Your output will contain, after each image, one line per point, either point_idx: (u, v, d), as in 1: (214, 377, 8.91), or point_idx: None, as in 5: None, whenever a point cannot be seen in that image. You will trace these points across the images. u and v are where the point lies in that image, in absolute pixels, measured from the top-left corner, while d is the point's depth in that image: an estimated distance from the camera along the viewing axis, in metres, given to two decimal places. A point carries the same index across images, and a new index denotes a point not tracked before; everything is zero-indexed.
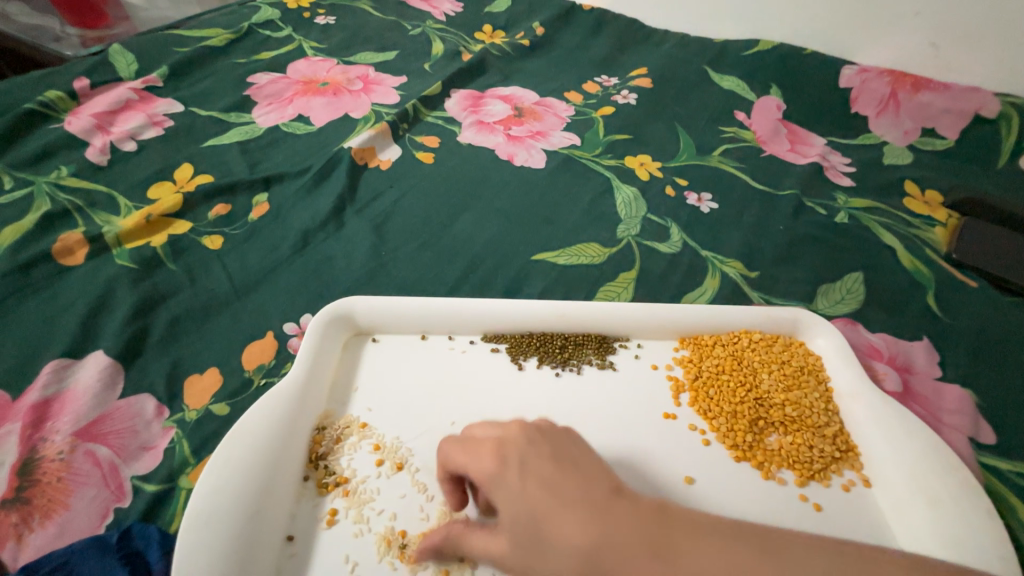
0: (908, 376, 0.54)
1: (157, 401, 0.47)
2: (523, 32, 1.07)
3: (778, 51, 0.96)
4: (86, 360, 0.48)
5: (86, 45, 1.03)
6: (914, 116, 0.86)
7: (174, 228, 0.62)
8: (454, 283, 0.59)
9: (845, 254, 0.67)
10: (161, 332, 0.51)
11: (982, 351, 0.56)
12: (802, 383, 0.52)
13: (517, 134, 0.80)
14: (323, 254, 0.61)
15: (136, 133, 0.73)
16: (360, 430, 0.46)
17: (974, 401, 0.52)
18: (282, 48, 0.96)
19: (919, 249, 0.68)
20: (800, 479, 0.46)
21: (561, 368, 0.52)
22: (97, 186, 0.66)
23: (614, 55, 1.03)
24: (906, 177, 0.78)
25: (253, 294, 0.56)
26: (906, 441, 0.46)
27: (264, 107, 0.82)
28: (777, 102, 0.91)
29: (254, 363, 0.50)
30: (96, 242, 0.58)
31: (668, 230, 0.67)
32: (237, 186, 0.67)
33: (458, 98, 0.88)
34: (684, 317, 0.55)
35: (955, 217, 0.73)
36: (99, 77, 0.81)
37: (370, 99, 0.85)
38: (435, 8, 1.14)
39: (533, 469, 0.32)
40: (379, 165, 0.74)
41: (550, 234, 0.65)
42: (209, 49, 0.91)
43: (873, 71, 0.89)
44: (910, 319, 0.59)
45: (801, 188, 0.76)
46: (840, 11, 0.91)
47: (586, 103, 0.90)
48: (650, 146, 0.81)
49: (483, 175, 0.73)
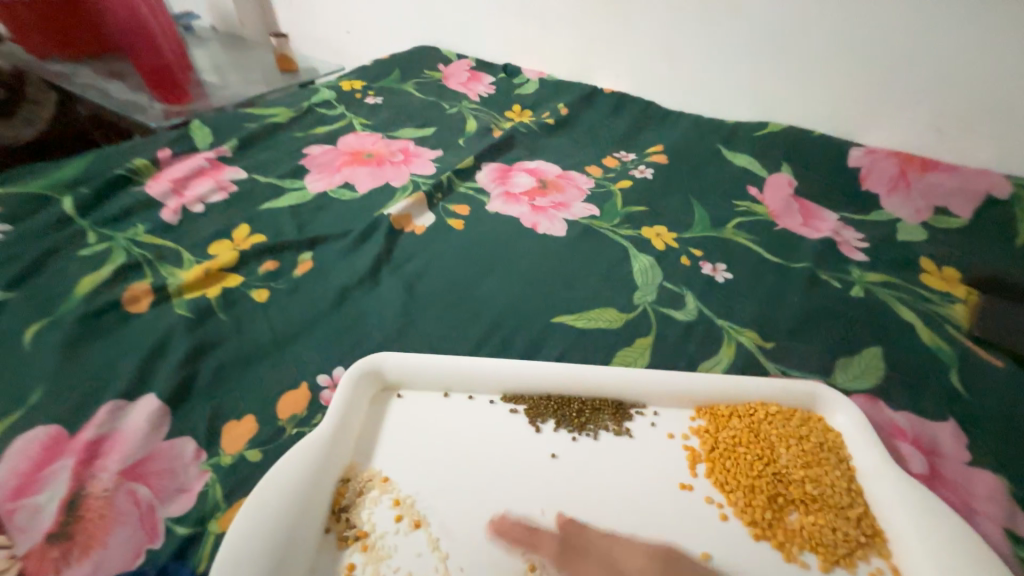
0: (935, 459, 0.53)
1: (196, 443, 0.50)
2: (549, 112, 1.18)
3: (787, 133, 1.03)
4: (138, 402, 0.53)
5: (168, 117, 1.20)
6: (925, 196, 0.89)
7: (229, 281, 0.68)
8: (477, 342, 0.63)
9: (862, 328, 0.67)
10: (207, 378, 0.56)
11: (1013, 437, 0.55)
12: (822, 460, 0.51)
13: (541, 204, 0.87)
14: (359, 309, 0.66)
15: (204, 197, 0.83)
16: (382, 484, 0.47)
17: (1009, 490, 0.50)
18: (335, 124, 1.10)
19: (939, 326, 0.68)
20: (825, 565, 0.44)
21: (578, 432, 0.53)
22: (166, 242, 0.74)
23: (632, 132, 1.13)
24: (922, 253, 0.80)
25: (292, 345, 0.61)
26: (936, 528, 0.44)
27: (315, 175, 0.93)
28: (788, 179, 0.96)
29: (288, 412, 0.53)
30: (160, 292, 0.65)
31: (683, 299, 0.70)
32: (287, 245, 0.74)
33: (488, 170, 0.97)
34: (699, 386, 0.56)
35: (975, 295, 0.74)
36: (179, 148, 0.93)
37: (409, 170, 0.95)
38: (470, 90, 1.29)
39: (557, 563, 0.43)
40: (413, 229, 0.81)
41: (569, 298, 0.69)
42: (273, 124, 1.05)
43: (881, 153, 0.95)
44: (934, 398, 0.59)
45: (814, 261, 0.79)
46: (844, 100, 0.98)
47: (605, 176, 0.97)
48: (665, 217, 0.87)
49: (508, 241, 0.79)
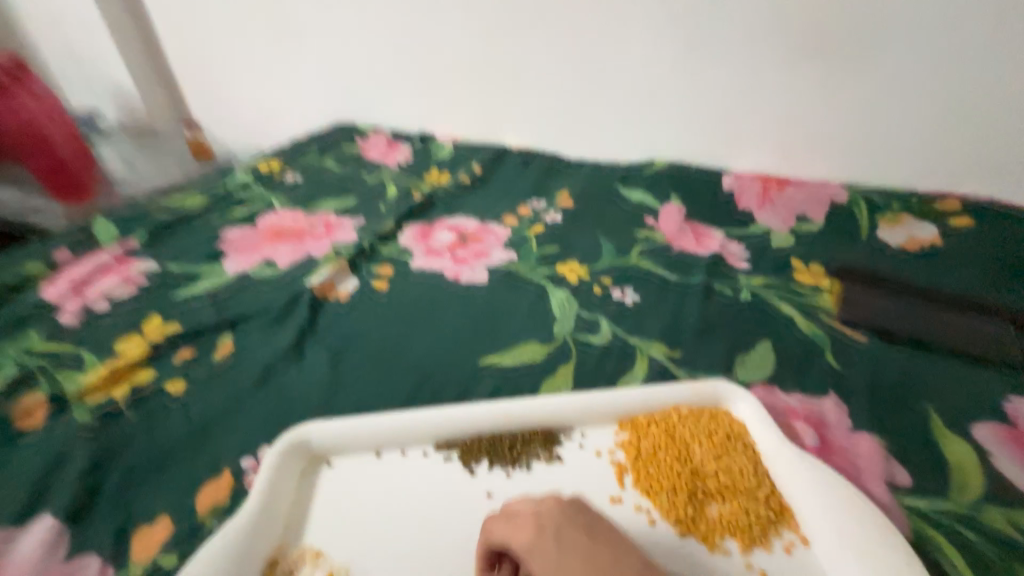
0: (824, 430, 0.60)
1: (101, 559, 0.47)
2: (464, 171, 1.27)
3: (671, 168, 1.18)
4: (31, 527, 0.48)
5: (70, 217, 1.17)
6: (786, 208, 1.05)
7: (139, 377, 0.65)
8: (408, 396, 0.64)
9: (752, 326, 0.77)
10: (115, 485, 0.52)
11: (881, 399, 0.64)
12: (731, 449, 0.56)
13: (462, 256, 0.93)
14: (284, 384, 0.65)
15: (110, 294, 0.80)
16: (315, 559, 0.46)
17: (883, 446, 0.58)
18: (253, 205, 1.11)
19: (813, 315, 0.79)
20: (744, 548, 0.49)
21: (511, 467, 0.55)
22: (65, 346, 0.70)
23: (542, 181, 1.24)
24: (792, 255, 0.94)
25: (212, 433, 0.58)
26: (825, 493, 0.51)
27: (233, 257, 0.92)
28: (677, 207, 1.10)
29: (209, 505, 0.51)
30: (59, 401, 0.61)
31: (598, 324, 0.76)
32: (204, 330, 0.73)
33: (410, 231, 1.02)
34: (617, 402, 0.61)
35: (838, 284, 0.87)
36: (81, 247, 0.90)
37: (331, 240, 0.97)
38: (389, 159, 1.36)
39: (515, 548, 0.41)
40: (338, 296, 0.82)
41: (495, 339, 0.73)
42: (186, 212, 1.04)
43: (746, 177, 1.11)
44: (817, 377, 0.68)
45: (706, 274, 0.89)
46: (710, 137, 1.16)
47: (520, 223, 1.06)
48: (577, 253, 0.95)
49: (433, 294, 0.82)
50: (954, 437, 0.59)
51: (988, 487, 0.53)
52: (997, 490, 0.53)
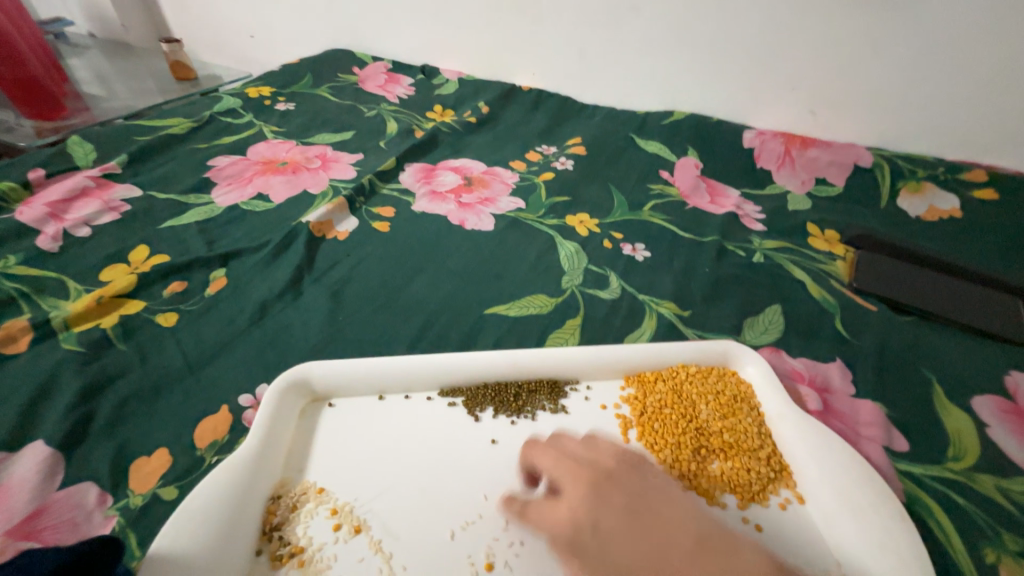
0: (828, 395, 0.60)
1: (100, 489, 0.45)
2: (470, 111, 1.19)
3: (690, 120, 1.11)
4: (23, 452, 0.46)
5: (41, 134, 1.08)
6: (807, 170, 1.01)
7: (128, 308, 0.62)
8: (411, 341, 0.62)
9: (764, 290, 0.75)
10: (107, 415, 0.50)
11: (887, 368, 0.63)
12: (736, 410, 0.56)
13: (467, 200, 0.88)
14: (281, 323, 0.63)
15: (90, 219, 0.75)
16: (317, 496, 0.46)
17: (885, 413, 0.58)
18: (243, 133, 1.03)
19: (825, 281, 0.77)
20: (742, 502, 0.49)
21: (516, 415, 0.54)
22: (46, 272, 0.66)
23: (552, 127, 1.16)
24: (808, 219, 0.91)
25: (208, 369, 0.56)
26: (827, 454, 0.51)
27: (223, 188, 0.87)
28: (694, 162, 1.05)
29: (207, 440, 0.49)
30: (42, 327, 0.58)
31: (607, 279, 0.74)
32: (194, 263, 0.69)
33: (412, 171, 0.96)
34: (626, 357, 0.60)
35: (851, 252, 0.84)
36: (55, 167, 0.83)
37: (327, 176, 0.91)
38: (389, 92, 1.26)
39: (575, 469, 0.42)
40: (336, 236, 0.78)
41: (501, 288, 0.71)
42: (170, 137, 0.96)
43: (769, 134, 1.05)
44: (824, 344, 0.67)
45: (720, 234, 0.86)
46: (735, 88, 1.08)
47: (528, 170, 1.00)
48: (587, 205, 0.91)
49: (436, 239, 0.78)
50: (954, 407, 0.59)
51: (983, 456, 0.54)
52: (991, 460, 0.54)
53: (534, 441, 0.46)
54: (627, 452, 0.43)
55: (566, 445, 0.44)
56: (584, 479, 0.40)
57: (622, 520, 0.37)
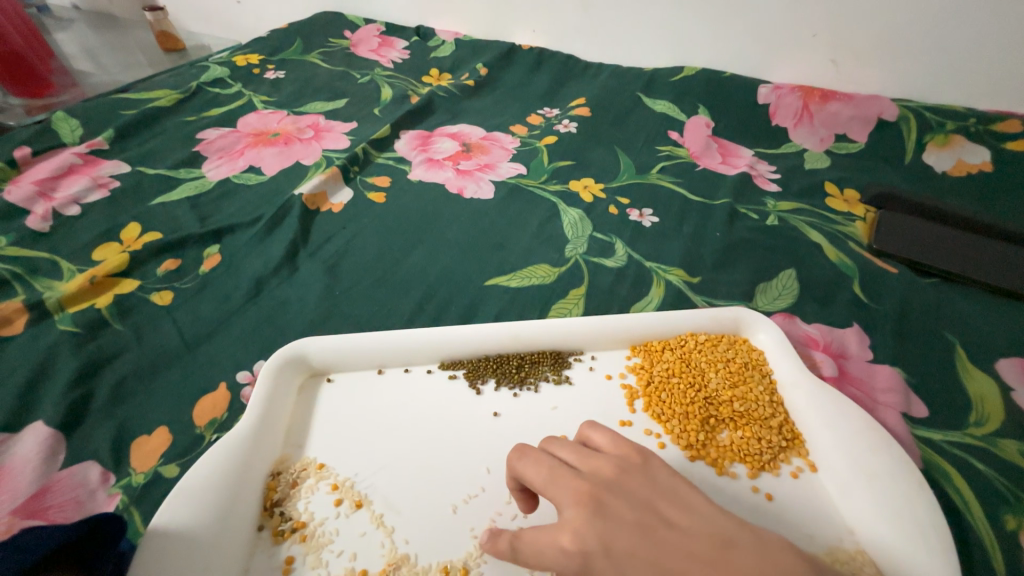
0: (843, 361, 0.58)
1: (103, 467, 0.45)
2: (468, 73, 1.13)
3: (701, 75, 1.04)
4: (24, 433, 0.46)
5: (30, 114, 1.04)
6: (827, 125, 0.94)
7: (122, 287, 0.61)
8: (410, 315, 0.60)
9: (778, 254, 0.71)
10: (106, 394, 0.50)
11: (907, 332, 0.61)
12: (747, 378, 0.54)
13: (465, 168, 0.84)
14: (277, 299, 0.61)
15: (80, 197, 0.73)
16: (318, 472, 0.45)
17: (903, 379, 0.56)
18: (231, 104, 0.99)
19: (843, 243, 0.73)
20: (752, 472, 0.48)
21: (518, 387, 0.53)
22: (38, 253, 0.65)
23: (555, 88, 1.10)
24: (826, 179, 0.86)
25: (205, 346, 0.55)
26: (842, 422, 0.49)
27: (213, 161, 0.84)
28: (706, 121, 0.99)
29: (206, 418, 0.49)
30: (37, 308, 0.57)
31: (613, 246, 0.70)
32: (187, 240, 0.67)
33: (407, 139, 0.92)
34: (632, 326, 0.58)
35: (872, 212, 0.80)
36: (41, 144, 0.81)
37: (320, 146, 0.88)
38: (382, 56, 1.20)
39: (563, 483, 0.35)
40: (331, 209, 0.75)
41: (502, 258, 0.68)
42: (157, 110, 0.93)
43: (786, 88, 0.98)
44: (841, 308, 0.64)
45: (733, 197, 0.82)
46: (751, 38, 1.00)
47: (530, 134, 0.95)
48: (592, 169, 0.87)
49: (434, 209, 0.75)
50: (978, 371, 0.56)
51: (1007, 421, 0.52)
52: (1015, 424, 0.52)
53: (521, 450, 0.39)
54: (629, 453, 0.37)
55: (594, 437, 0.39)
56: (583, 496, 0.33)
57: (634, 545, 0.31)
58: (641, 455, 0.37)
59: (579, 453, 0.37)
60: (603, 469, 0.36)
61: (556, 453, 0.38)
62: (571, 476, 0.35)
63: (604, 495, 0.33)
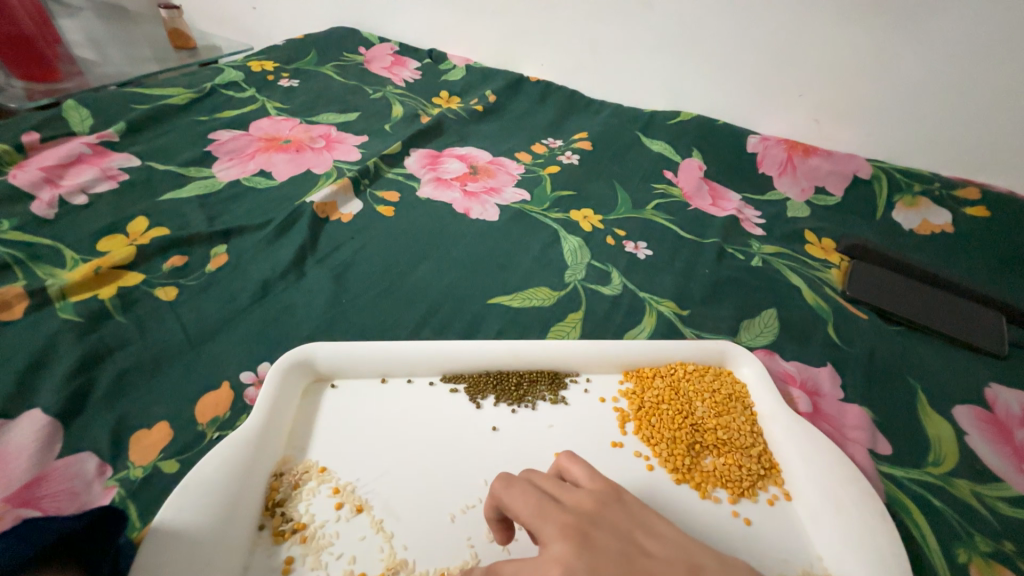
0: (818, 398, 0.62)
1: (99, 459, 0.45)
2: (477, 99, 1.18)
3: (696, 122, 1.11)
4: (20, 420, 0.46)
5: (32, 98, 1.03)
6: (808, 177, 1.02)
7: (126, 280, 0.61)
8: (414, 327, 0.62)
9: (761, 293, 0.76)
10: (106, 386, 0.50)
11: (875, 374, 0.66)
12: (730, 408, 0.58)
13: (472, 189, 0.88)
14: (283, 302, 0.63)
15: (88, 187, 0.73)
16: (319, 475, 0.46)
17: (871, 417, 0.60)
18: (245, 108, 1.01)
19: (820, 288, 0.79)
20: (732, 497, 0.51)
21: (517, 404, 0.55)
22: (42, 239, 0.64)
23: (559, 120, 1.16)
24: (806, 227, 0.92)
25: (210, 345, 0.56)
26: (816, 454, 0.53)
27: (224, 163, 0.85)
28: (698, 163, 1.05)
29: (208, 415, 0.49)
30: (38, 295, 0.57)
31: (609, 275, 0.74)
32: (195, 238, 0.68)
33: (417, 156, 0.95)
34: (626, 352, 0.61)
35: (846, 261, 0.86)
36: (50, 131, 0.81)
37: (332, 156, 0.90)
38: (395, 75, 1.25)
39: (547, 514, 0.34)
40: (340, 218, 0.77)
41: (504, 279, 0.71)
42: (170, 107, 0.94)
43: (773, 141, 1.06)
44: (816, 348, 0.69)
45: (721, 237, 0.87)
46: (743, 93, 1.08)
47: (534, 162, 1.00)
48: (592, 201, 0.91)
49: (441, 227, 0.78)
50: (937, 415, 0.61)
51: (961, 462, 0.56)
52: (967, 465, 0.56)
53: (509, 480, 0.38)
54: (605, 488, 0.37)
55: (574, 471, 0.39)
56: (569, 527, 0.33)
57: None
58: (614, 489, 0.37)
59: (560, 483, 0.37)
60: (580, 499, 0.35)
61: (536, 480, 0.38)
62: (548, 507, 0.35)
63: (591, 525, 0.33)
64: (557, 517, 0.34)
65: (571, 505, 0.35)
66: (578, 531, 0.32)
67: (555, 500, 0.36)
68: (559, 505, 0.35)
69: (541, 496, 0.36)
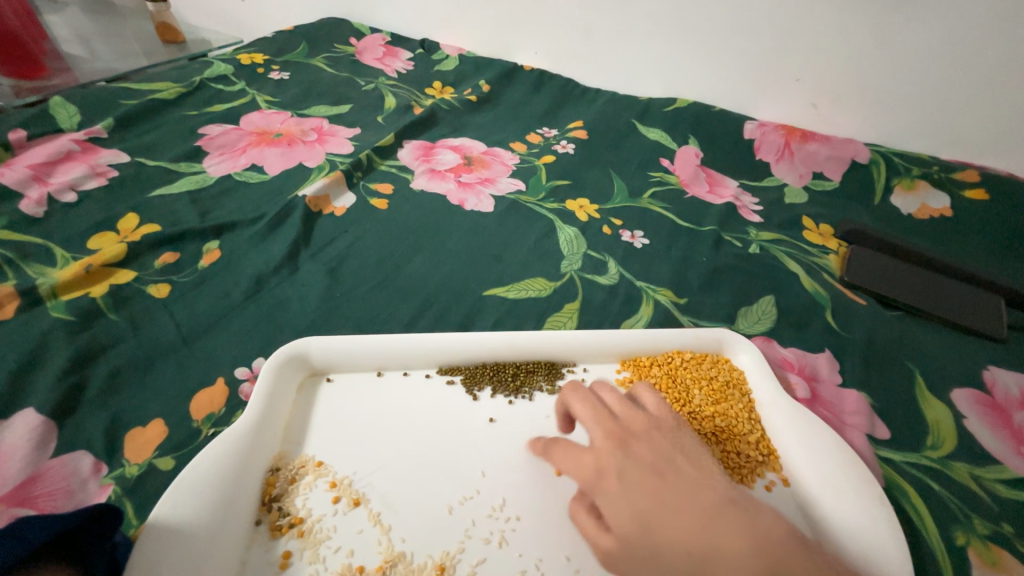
0: (816, 384, 0.62)
1: (94, 457, 0.44)
2: (471, 89, 1.16)
3: (692, 108, 1.10)
4: (13, 420, 0.46)
5: (19, 95, 1.02)
6: (806, 163, 1.01)
7: (118, 277, 0.61)
8: (409, 320, 0.62)
9: (758, 280, 0.76)
10: (100, 384, 0.50)
11: (873, 359, 0.65)
12: (728, 395, 0.58)
13: (466, 181, 0.87)
14: (277, 298, 0.62)
15: (77, 185, 0.72)
16: (316, 469, 0.46)
17: (869, 402, 0.60)
18: (234, 102, 0.99)
19: (818, 274, 0.79)
20: (730, 483, 0.51)
21: (514, 395, 0.55)
22: (32, 238, 0.64)
23: (554, 109, 1.15)
24: (804, 213, 0.91)
25: (204, 341, 0.56)
26: (813, 440, 0.53)
27: (215, 157, 0.84)
28: (695, 150, 1.04)
29: (203, 412, 0.49)
30: (29, 294, 0.56)
31: (606, 264, 0.74)
32: (187, 234, 0.67)
33: (410, 148, 0.94)
34: (623, 341, 0.61)
35: (844, 246, 0.85)
36: (37, 129, 0.80)
37: (324, 149, 0.89)
38: (387, 66, 1.23)
39: (603, 421, 0.43)
40: (333, 212, 0.76)
41: (500, 270, 0.70)
42: (158, 102, 0.93)
43: (770, 126, 1.05)
44: (814, 335, 0.68)
45: (718, 224, 0.87)
46: (740, 77, 1.07)
47: (529, 152, 0.99)
48: (588, 190, 0.90)
49: (435, 218, 0.78)
50: (935, 399, 0.61)
51: (958, 446, 0.56)
52: (965, 448, 0.56)
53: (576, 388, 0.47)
54: (663, 417, 0.44)
55: (641, 397, 0.47)
56: (614, 434, 0.41)
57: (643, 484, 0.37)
58: (674, 421, 0.44)
59: (623, 406, 0.45)
60: (632, 413, 0.44)
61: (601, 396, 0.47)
62: (600, 418, 0.44)
63: (629, 439, 0.41)
64: (603, 425, 0.43)
65: (622, 426, 0.42)
66: (614, 440, 0.41)
67: (609, 415, 0.44)
68: (610, 418, 0.43)
69: (597, 408, 0.45)
